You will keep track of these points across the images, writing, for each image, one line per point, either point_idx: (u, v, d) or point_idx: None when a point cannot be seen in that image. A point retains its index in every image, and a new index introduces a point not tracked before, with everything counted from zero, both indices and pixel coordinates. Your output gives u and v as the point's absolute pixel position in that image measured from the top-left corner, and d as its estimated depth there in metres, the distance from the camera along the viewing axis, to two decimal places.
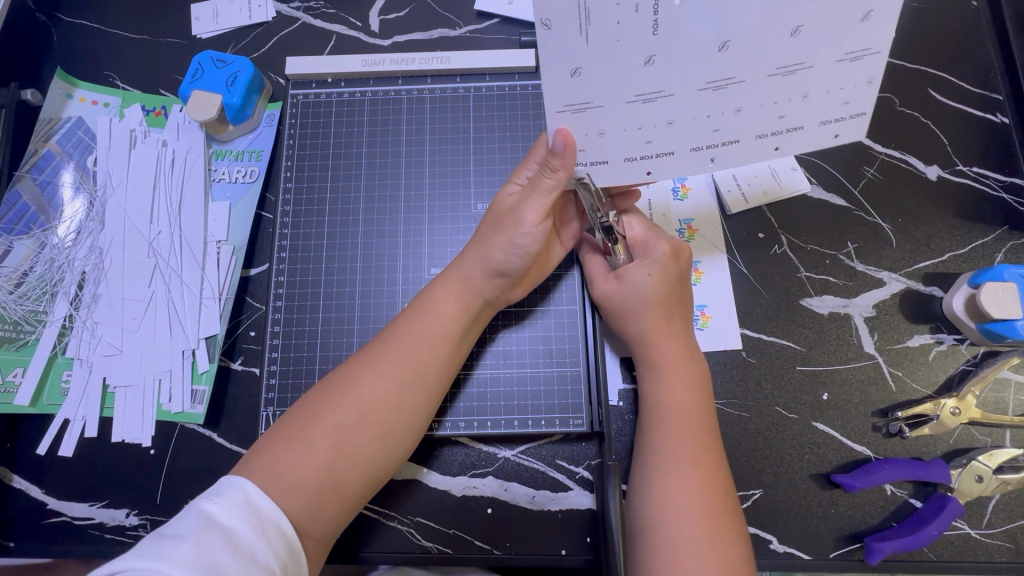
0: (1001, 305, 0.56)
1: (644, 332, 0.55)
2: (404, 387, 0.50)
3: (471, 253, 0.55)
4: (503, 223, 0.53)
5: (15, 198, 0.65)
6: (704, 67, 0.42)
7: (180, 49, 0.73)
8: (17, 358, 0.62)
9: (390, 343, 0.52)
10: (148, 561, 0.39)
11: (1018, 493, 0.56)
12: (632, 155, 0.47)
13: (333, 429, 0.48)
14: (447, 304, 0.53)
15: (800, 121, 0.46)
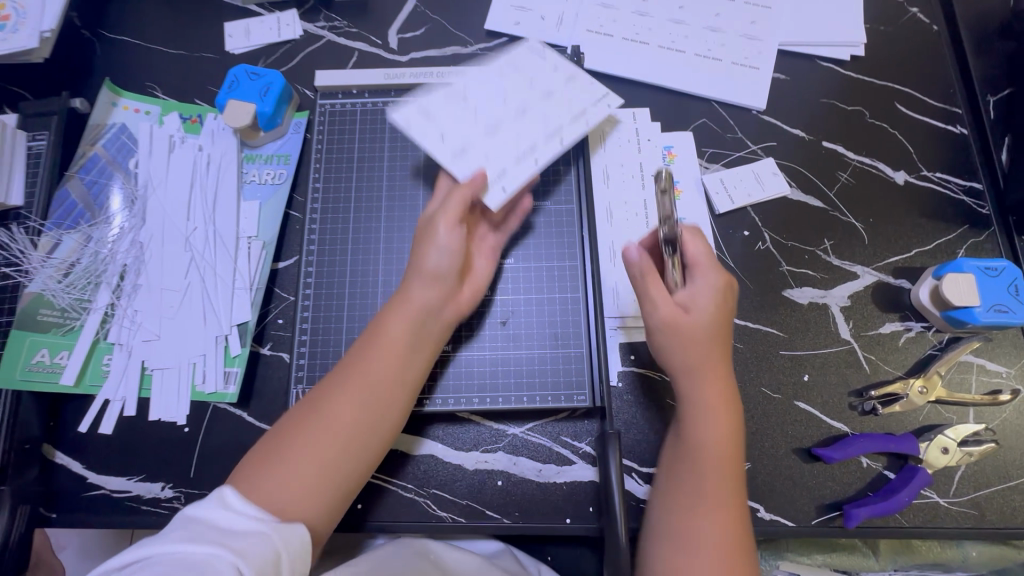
0: (962, 293, 0.62)
1: (691, 377, 0.57)
2: (368, 411, 0.53)
3: (412, 269, 0.57)
4: (424, 237, 0.57)
5: (64, 195, 0.70)
6: (504, 103, 0.64)
7: (214, 63, 0.80)
8: (62, 343, 0.66)
9: (353, 364, 0.54)
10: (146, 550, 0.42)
11: (981, 464, 0.62)
12: (515, 162, 0.61)
13: (307, 451, 0.50)
14: (404, 326, 0.55)
15: (588, 93, 0.65)
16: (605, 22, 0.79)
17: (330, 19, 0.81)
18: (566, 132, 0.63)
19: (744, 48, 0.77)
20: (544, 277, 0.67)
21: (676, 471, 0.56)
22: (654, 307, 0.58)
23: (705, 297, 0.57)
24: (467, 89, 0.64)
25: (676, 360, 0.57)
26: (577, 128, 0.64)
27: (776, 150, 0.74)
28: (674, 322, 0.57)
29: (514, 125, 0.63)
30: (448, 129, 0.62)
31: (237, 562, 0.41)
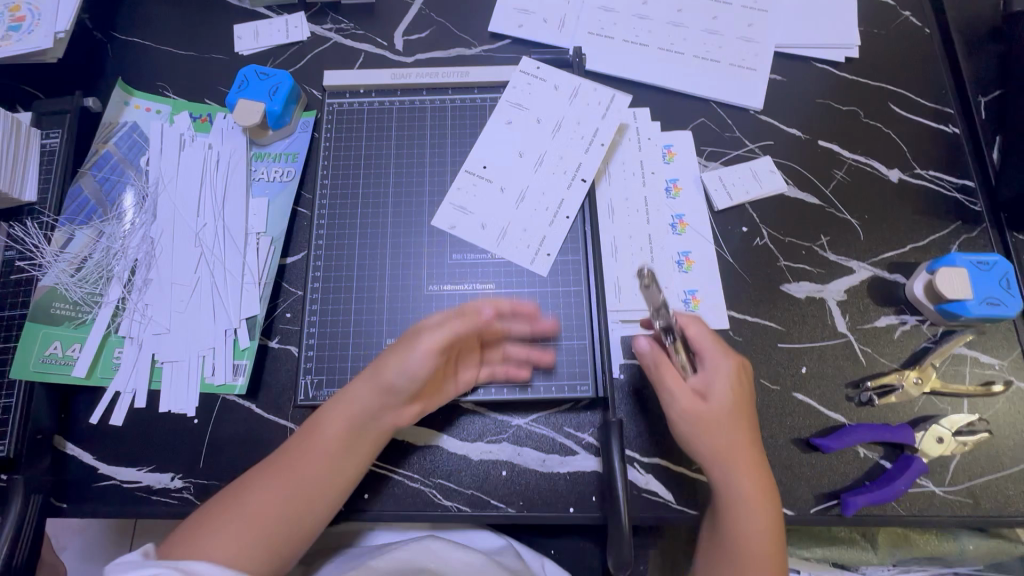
0: (955, 287, 0.64)
1: (718, 470, 0.57)
2: (294, 502, 0.54)
3: (367, 374, 0.59)
4: (400, 349, 0.58)
5: (77, 192, 0.72)
6: (523, 164, 0.71)
7: (224, 64, 0.82)
8: (74, 336, 0.67)
9: (292, 456, 0.56)
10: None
11: (975, 453, 0.64)
12: (551, 219, 0.70)
13: (226, 524, 0.53)
14: (342, 425, 0.57)
15: (590, 126, 0.72)
16: (605, 24, 0.81)
17: (337, 22, 0.83)
18: (584, 171, 0.71)
19: (742, 50, 0.79)
20: (547, 272, 0.69)
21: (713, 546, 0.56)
22: (672, 396, 0.59)
23: (723, 386, 0.58)
24: (482, 164, 0.72)
25: (698, 446, 0.58)
26: (591, 161, 0.71)
27: (773, 148, 0.76)
28: (698, 413, 0.58)
29: (538, 184, 0.71)
30: (484, 216, 0.70)
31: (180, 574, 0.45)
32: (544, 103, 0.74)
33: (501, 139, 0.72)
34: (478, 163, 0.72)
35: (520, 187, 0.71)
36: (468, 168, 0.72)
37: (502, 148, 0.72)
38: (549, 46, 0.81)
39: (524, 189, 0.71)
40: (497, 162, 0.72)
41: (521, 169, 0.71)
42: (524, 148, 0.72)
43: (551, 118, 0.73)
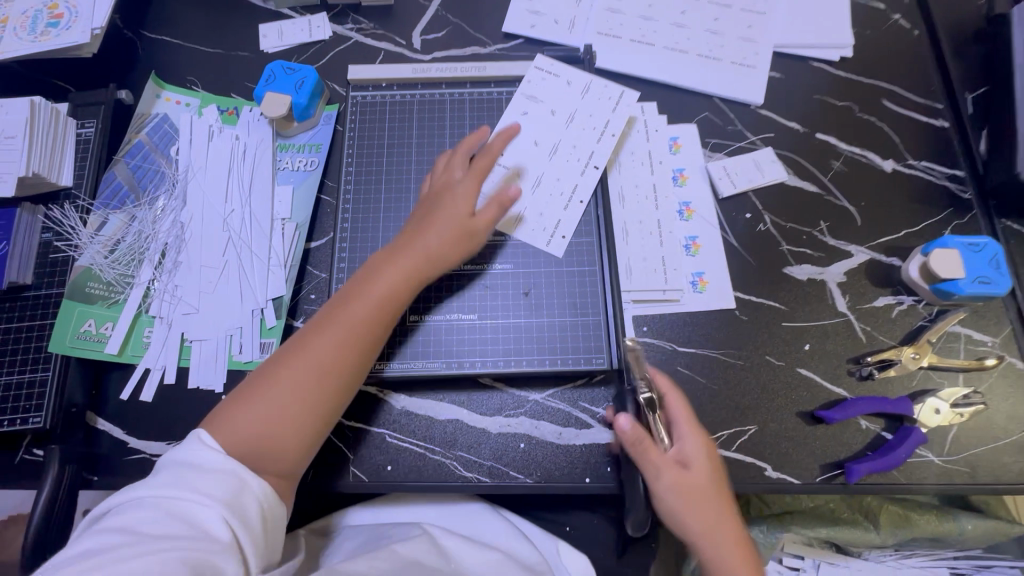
0: (948, 266, 0.67)
1: (699, 539, 0.58)
2: (352, 353, 0.58)
3: (421, 245, 0.64)
4: (459, 237, 0.65)
5: (111, 178, 0.75)
6: (539, 152, 0.75)
7: (250, 61, 0.85)
8: (107, 314, 0.70)
9: (348, 311, 0.60)
10: (173, 489, 0.47)
11: (971, 424, 0.67)
12: (565, 205, 0.73)
13: (276, 391, 0.55)
14: (395, 291, 0.61)
15: (602, 117, 0.76)
16: (613, 25, 0.85)
17: (357, 22, 0.87)
18: (597, 159, 0.74)
19: (743, 49, 0.84)
20: (562, 255, 0.72)
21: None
22: (656, 470, 0.58)
23: (700, 457, 0.59)
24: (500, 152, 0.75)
25: (683, 519, 0.58)
26: (604, 150, 0.75)
27: (774, 140, 0.80)
28: (681, 487, 0.58)
29: (553, 171, 0.74)
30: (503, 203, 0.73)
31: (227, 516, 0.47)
32: (556, 95, 0.78)
33: (516, 128, 0.76)
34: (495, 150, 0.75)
35: (536, 174, 0.74)
36: None
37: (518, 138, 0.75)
38: (560, 45, 0.85)
39: (539, 175, 0.74)
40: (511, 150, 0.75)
41: (537, 157, 0.74)
42: (540, 137, 0.75)
43: (563, 109, 0.77)
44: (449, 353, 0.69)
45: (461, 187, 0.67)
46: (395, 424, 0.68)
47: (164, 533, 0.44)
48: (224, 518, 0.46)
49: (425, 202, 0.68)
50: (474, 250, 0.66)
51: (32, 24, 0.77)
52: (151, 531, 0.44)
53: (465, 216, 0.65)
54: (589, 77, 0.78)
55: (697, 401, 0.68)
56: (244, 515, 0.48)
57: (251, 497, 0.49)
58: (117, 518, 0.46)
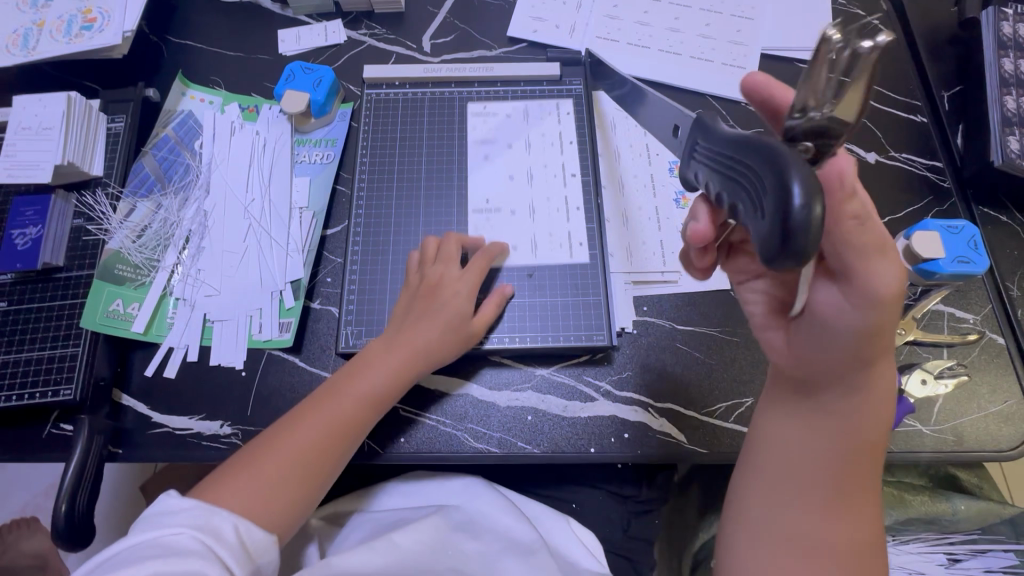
0: (929, 246, 0.72)
1: (855, 365, 0.47)
2: (332, 439, 0.60)
3: (413, 336, 0.66)
4: (452, 333, 0.67)
5: (139, 169, 0.79)
6: (524, 161, 0.81)
7: (269, 63, 0.90)
8: (134, 295, 0.73)
9: (334, 400, 0.62)
10: (144, 532, 0.48)
11: (956, 396, 0.70)
12: (561, 189, 0.79)
13: (263, 473, 0.56)
14: (384, 381, 0.64)
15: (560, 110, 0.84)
16: (611, 29, 0.91)
17: (370, 28, 0.93)
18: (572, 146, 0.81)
19: (732, 52, 0.90)
20: (567, 240, 0.76)
21: (783, 460, 0.52)
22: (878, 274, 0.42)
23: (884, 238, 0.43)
24: (488, 199, 0.79)
25: (848, 362, 0.47)
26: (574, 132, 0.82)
27: (763, 134, 0.85)
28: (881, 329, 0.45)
29: (540, 167, 0.80)
30: (508, 200, 0.78)
31: (201, 537, 0.48)
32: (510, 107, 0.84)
33: (497, 174, 0.80)
34: (482, 159, 0.81)
35: (526, 176, 0.80)
36: (474, 206, 0.78)
37: (498, 146, 0.82)
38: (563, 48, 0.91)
39: (530, 179, 0.80)
40: (497, 188, 0.79)
41: (531, 160, 0.81)
42: (521, 143, 0.82)
43: (524, 111, 0.84)
44: None
45: (456, 279, 0.70)
46: (408, 398, 0.71)
47: (143, 559, 0.46)
48: (199, 538, 0.48)
49: (422, 289, 0.69)
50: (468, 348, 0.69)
51: (67, 27, 0.82)
52: (131, 560, 0.46)
53: (462, 311, 0.68)
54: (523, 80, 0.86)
55: (696, 376, 0.72)
56: (220, 535, 0.50)
57: (223, 521, 0.51)
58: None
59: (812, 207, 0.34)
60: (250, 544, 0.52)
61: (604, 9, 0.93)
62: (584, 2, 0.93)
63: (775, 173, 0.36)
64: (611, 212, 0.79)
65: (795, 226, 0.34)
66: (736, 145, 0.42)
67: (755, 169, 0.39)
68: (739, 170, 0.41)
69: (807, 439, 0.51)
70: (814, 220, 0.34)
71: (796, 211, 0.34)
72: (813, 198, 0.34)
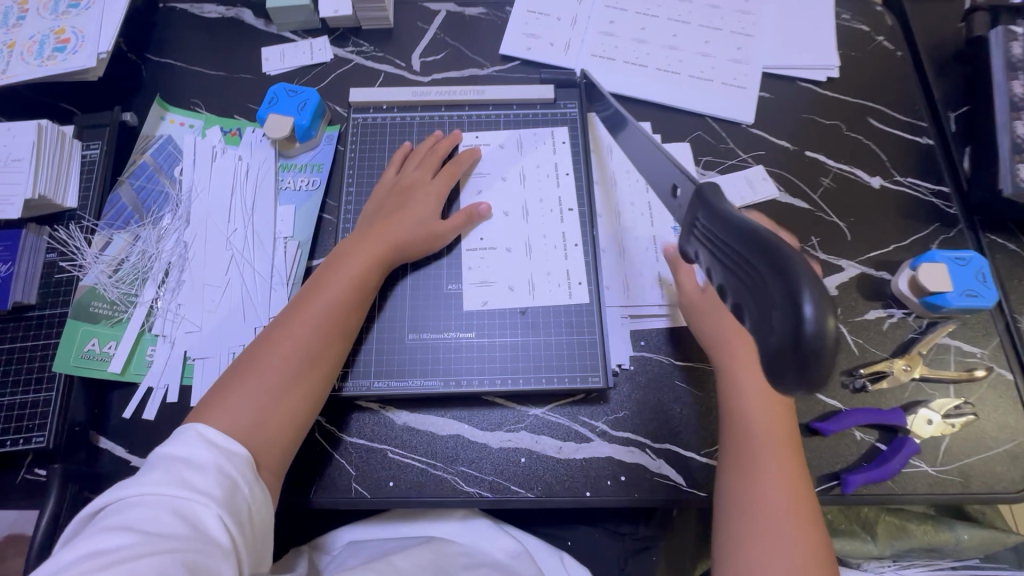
0: (936, 280, 0.69)
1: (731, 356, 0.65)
2: (318, 333, 0.62)
3: (386, 225, 0.70)
4: (421, 228, 0.71)
5: (116, 199, 0.76)
6: (515, 186, 0.78)
7: (252, 83, 0.87)
8: (110, 333, 0.70)
9: (316, 297, 0.64)
10: (170, 487, 0.48)
11: (963, 435, 0.68)
12: (554, 218, 0.76)
13: (263, 378, 0.59)
14: (361, 269, 0.66)
15: (550, 134, 0.81)
16: (607, 47, 0.88)
17: (357, 45, 0.90)
18: (563, 171, 0.79)
19: (733, 70, 0.87)
20: (561, 272, 0.73)
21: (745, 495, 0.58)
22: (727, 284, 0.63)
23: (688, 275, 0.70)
24: (480, 236, 0.75)
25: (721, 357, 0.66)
26: (565, 156, 0.79)
27: (764, 158, 0.82)
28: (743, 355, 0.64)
29: (531, 193, 0.77)
30: (500, 229, 0.76)
31: (222, 515, 0.48)
32: (498, 128, 0.81)
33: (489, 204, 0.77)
34: (473, 191, 0.77)
35: (518, 204, 0.77)
36: (468, 247, 0.75)
37: (491, 173, 0.79)
38: (557, 66, 0.88)
39: (523, 206, 0.77)
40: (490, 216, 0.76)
41: (525, 187, 0.78)
42: (513, 168, 0.79)
43: (513, 134, 0.81)
44: (447, 370, 0.69)
45: (428, 185, 0.74)
46: (400, 439, 0.68)
47: (165, 531, 0.45)
48: (222, 520, 0.48)
49: (393, 192, 0.73)
50: (443, 237, 0.72)
51: (39, 48, 0.79)
52: (151, 528, 0.45)
53: (432, 212, 0.72)
54: (511, 95, 0.82)
55: (695, 414, 0.69)
56: (236, 518, 0.50)
57: (243, 499, 0.51)
58: (106, 515, 0.47)
59: (826, 322, 0.25)
60: (260, 523, 0.53)
61: (600, 25, 0.89)
62: (580, 18, 0.90)
63: (773, 272, 0.27)
64: (607, 241, 0.76)
65: (807, 343, 0.25)
66: (713, 224, 0.33)
67: (743, 258, 0.30)
68: (724, 249, 0.31)
69: (751, 466, 0.59)
70: (832, 342, 0.26)
71: (810, 329, 0.25)
72: (828, 310, 0.25)
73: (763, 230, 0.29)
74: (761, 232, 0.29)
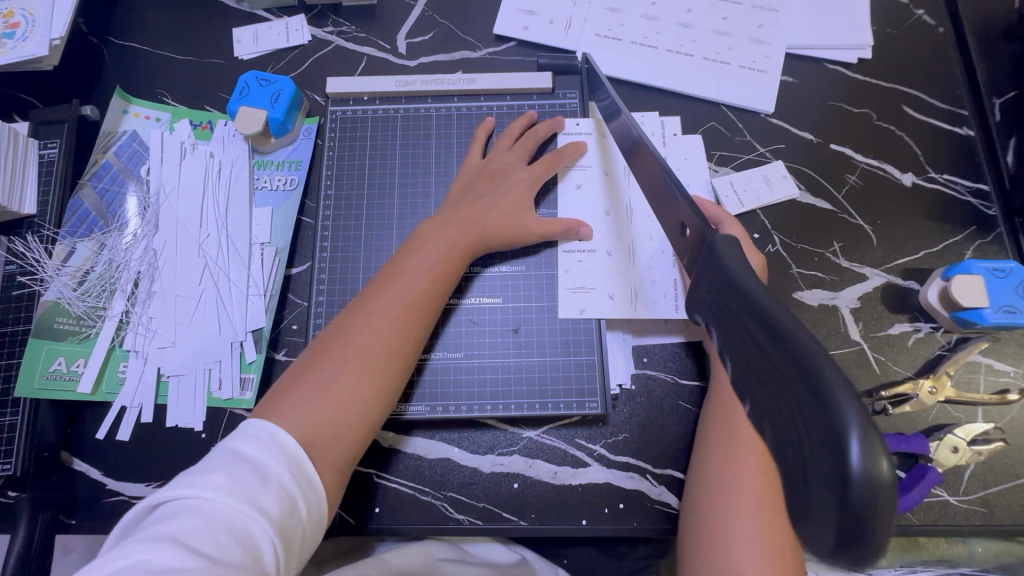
0: (970, 294, 0.63)
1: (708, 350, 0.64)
2: (398, 324, 0.58)
3: (467, 213, 0.65)
4: (507, 213, 0.66)
5: (77, 204, 0.71)
6: None
7: (223, 69, 0.79)
8: (79, 350, 0.67)
9: (393, 282, 0.60)
10: (231, 500, 0.45)
11: (990, 463, 0.63)
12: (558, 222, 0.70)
13: (338, 372, 0.55)
14: (439, 257, 0.62)
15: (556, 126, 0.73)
16: (613, 25, 0.79)
17: (337, 24, 0.81)
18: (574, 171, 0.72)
19: (752, 51, 0.78)
20: (548, 286, 0.68)
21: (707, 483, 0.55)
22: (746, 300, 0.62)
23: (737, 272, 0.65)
24: None
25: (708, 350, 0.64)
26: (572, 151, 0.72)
27: (784, 152, 0.75)
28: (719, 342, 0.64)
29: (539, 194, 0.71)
30: None
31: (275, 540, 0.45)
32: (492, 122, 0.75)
33: None
34: (572, 185, 0.71)
35: None
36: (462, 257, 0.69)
37: None
38: (556, 49, 0.79)
39: None
40: None
41: None
42: None
43: None
44: (436, 395, 0.65)
45: (522, 171, 0.69)
46: (384, 462, 0.64)
47: (215, 554, 0.42)
48: (274, 546, 0.45)
49: (483, 176, 0.68)
50: (537, 235, 0.66)
51: None
52: (201, 549, 0.42)
53: (522, 203, 0.67)
54: (505, 85, 0.75)
55: None
56: (289, 541, 0.46)
57: (299, 522, 0.47)
58: (160, 520, 0.44)
59: (878, 469, 0.20)
60: (308, 543, 0.49)
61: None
62: None
63: (802, 392, 0.22)
64: (611, 244, 0.69)
65: (856, 507, 0.20)
66: (727, 301, 0.28)
67: (765, 359, 0.25)
68: (743, 340, 0.26)
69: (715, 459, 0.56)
70: (885, 494, 0.20)
71: (857, 484, 0.20)
72: (879, 455, 0.20)
73: (793, 324, 0.24)
74: (790, 329, 0.24)
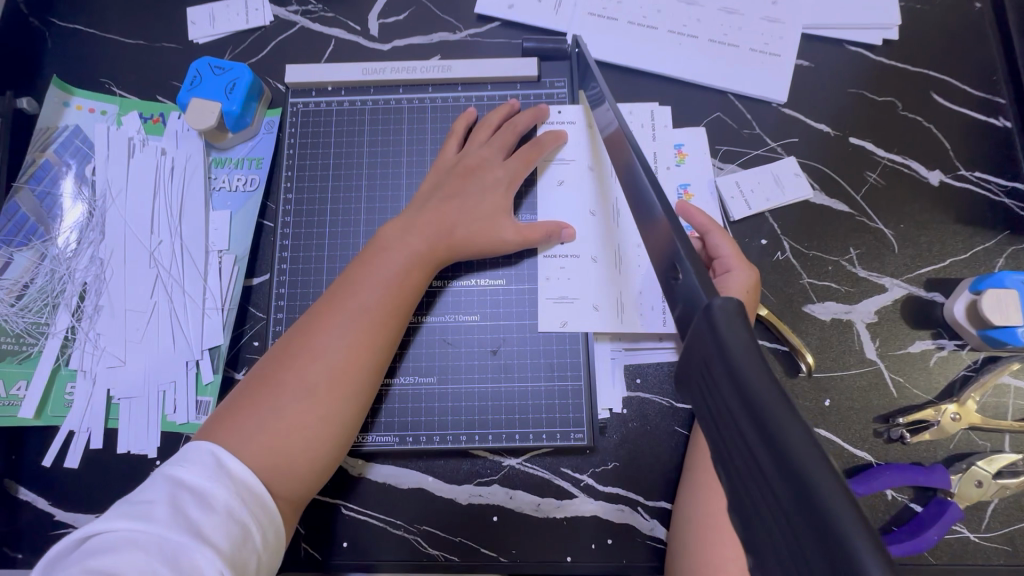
0: (1002, 311, 0.56)
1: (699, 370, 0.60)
2: (355, 336, 0.52)
3: (438, 215, 0.58)
4: (480, 218, 0.59)
5: (14, 208, 0.65)
6: None
7: (177, 55, 0.72)
8: (20, 371, 0.62)
9: (350, 290, 0.54)
10: (172, 532, 0.39)
11: (1015, 497, 0.57)
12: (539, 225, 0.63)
13: (286, 392, 0.49)
14: (403, 263, 0.56)
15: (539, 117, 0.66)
16: (608, 3, 0.71)
17: (302, 2, 0.73)
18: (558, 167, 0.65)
19: (763, 33, 0.69)
20: (530, 301, 0.62)
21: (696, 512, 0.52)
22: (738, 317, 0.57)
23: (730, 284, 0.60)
24: None
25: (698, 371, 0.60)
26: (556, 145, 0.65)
27: (796, 147, 0.67)
28: None
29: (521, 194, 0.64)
30: None
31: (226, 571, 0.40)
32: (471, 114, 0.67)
33: None
34: (554, 182, 0.64)
35: None
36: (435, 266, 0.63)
37: None
38: (544, 30, 0.71)
39: None
40: None
41: None
42: None
43: None
44: (407, 421, 0.59)
45: (499, 168, 0.62)
46: (351, 492, 0.59)
47: None
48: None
49: (457, 172, 0.61)
50: (515, 243, 0.59)
51: None
52: None
53: (498, 207, 0.60)
54: (486, 73, 0.67)
55: None
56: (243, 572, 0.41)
57: (252, 551, 0.42)
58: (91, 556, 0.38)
59: None
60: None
61: None
62: None
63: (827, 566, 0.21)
64: (601, 251, 0.62)
65: None
66: (738, 421, 0.26)
67: (783, 515, 0.23)
68: (757, 478, 0.25)
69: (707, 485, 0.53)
70: None
71: None
72: None
73: (817, 478, 0.22)
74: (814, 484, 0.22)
